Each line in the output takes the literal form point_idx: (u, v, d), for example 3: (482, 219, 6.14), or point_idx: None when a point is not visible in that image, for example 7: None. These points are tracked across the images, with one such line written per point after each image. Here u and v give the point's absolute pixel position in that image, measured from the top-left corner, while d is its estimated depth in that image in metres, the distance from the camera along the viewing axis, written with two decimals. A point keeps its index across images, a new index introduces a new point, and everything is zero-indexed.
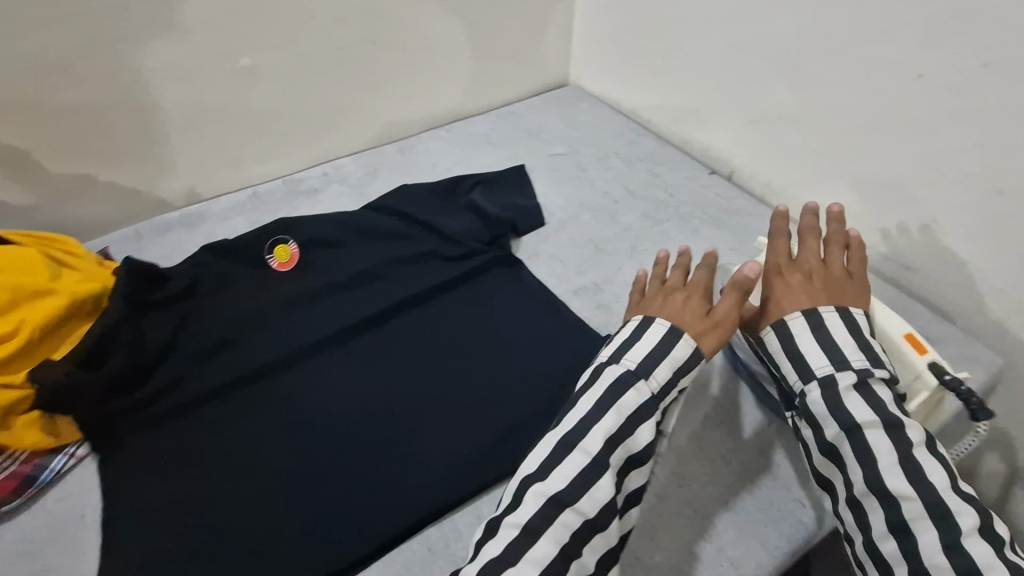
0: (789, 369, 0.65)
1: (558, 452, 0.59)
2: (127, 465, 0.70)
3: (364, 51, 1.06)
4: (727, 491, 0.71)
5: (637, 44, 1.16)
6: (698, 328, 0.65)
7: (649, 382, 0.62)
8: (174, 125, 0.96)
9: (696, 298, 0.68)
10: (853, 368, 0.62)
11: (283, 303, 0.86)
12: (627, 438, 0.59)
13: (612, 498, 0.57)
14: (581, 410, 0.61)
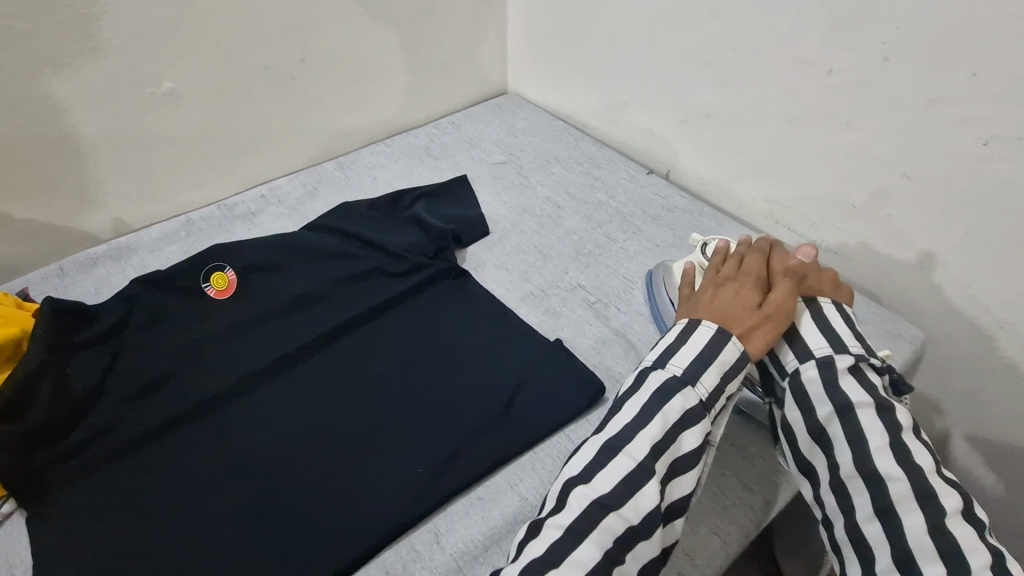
0: (787, 351, 0.67)
1: (597, 461, 0.60)
2: (57, 516, 0.66)
3: (294, 70, 1.04)
4: (745, 492, 0.72)
5: (568, 50, 1.18)
6: (743, 323, 0.66)
7: (697, 388, 0.62)
8: (94, 155, 0.92)
9: (746, 290, 0.69)
10: (851, 353, 0.65)
11: (220, 335, 0.84)
12: (671, 444, 0.60)
13: (657, 505, 0.57)
14: (619, 422, 0.61)
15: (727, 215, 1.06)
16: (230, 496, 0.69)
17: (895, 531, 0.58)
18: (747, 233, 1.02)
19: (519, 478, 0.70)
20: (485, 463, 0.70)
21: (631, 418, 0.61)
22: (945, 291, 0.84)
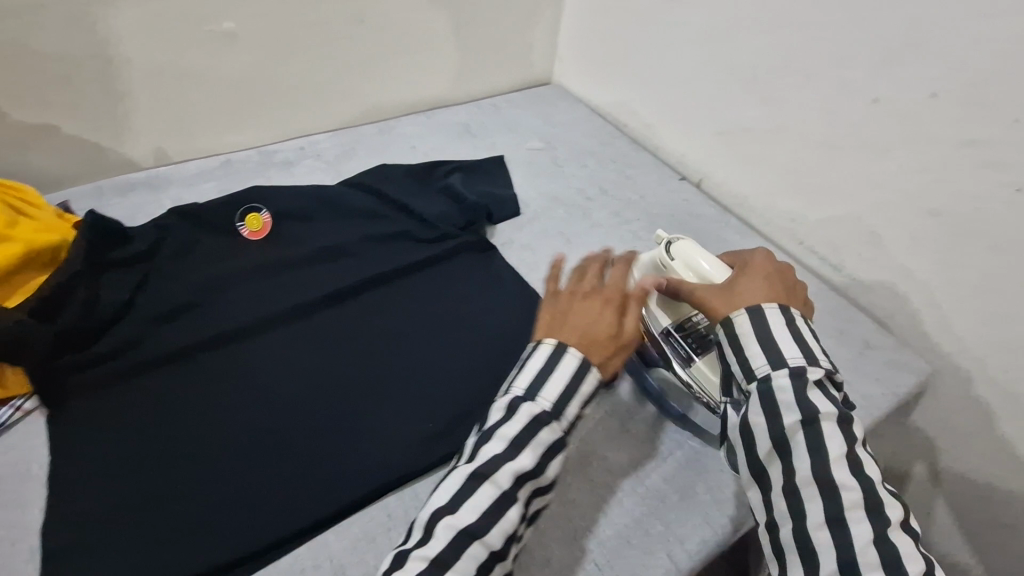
0: (756, 351, 0.59)
1: (465, 488, 0.55)
2: (74, 423, 0.66)
3: (351, 29, 1.05)
4: (659, 496, 0.69)
5: (618, 50, 1.20)
6: (609, 346, 0.62)
7: (561, 421, 0.59)
8: (145, 83, 0.93)
9: (608, 308, 0.64)
10: (821, 367, 0.59)
11: (247, 271, 0.83)
12: (538, 473, 0.57)
13: (517, 529, 0.55)
14: (492, 450, 0.56)
15: (753, 230, 1.08)
16: (231, 428, 0.68)
17: (842, 540, 0.53)
18: (769, 251, 1.03)
19: None
20: None
21: (502, 446, 0.56)
22: (954, 328, 0.85)
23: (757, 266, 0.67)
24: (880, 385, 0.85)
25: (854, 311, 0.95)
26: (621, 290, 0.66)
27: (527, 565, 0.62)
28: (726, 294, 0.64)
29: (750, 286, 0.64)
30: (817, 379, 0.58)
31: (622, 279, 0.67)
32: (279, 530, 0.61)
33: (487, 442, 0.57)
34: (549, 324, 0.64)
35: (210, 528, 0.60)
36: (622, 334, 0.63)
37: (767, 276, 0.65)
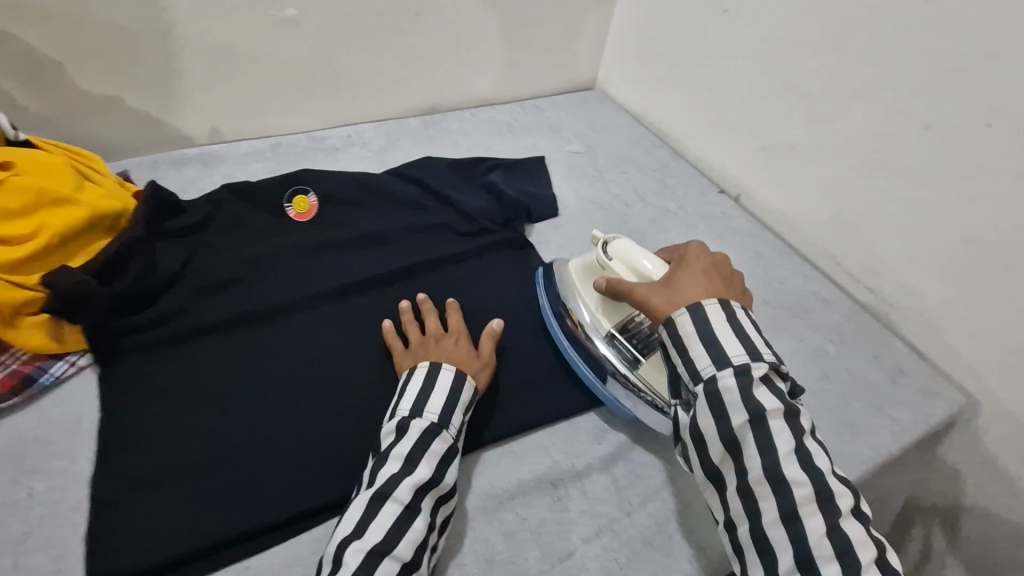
0: (701, 354, 0.59)
1: (367, 510, 0.56)
2: (122, 383, 0.68)
3: (407, 23, 1.06)
4: (611, 512, 0.67)
5: (667, 59, 1.20)
6: (473, 367, 0.72)
7: (449, 430, 0.63)
8: (209, 63, 0.95)
9: (464, 344, 0.74)
10: (765, 361, 0.58)
11: (293, 250, 0.85)
12: (439, 480, 0.60)
13: (426, 537, 0.57)
14: (388, 470, 0.59)
15: (789, 247, 1.07)
16: (268, 399, 0.70)
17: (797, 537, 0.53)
18: (804, 269, 1.03)
19: (553, 441, 0.73)
20: (520, 422, 0.73)
21: (398, 466, 0.59)
22: (990, 361, 0.84)
23: (689, 258, 0.68)
24: (910, 411, 0.84)
25: (888, 336, 0.94)
26: (455, 331, 0.75)
27: (551, 555, 0.63)
28: (666, 290, 0.65)
29: (686, 281, 0.65)
30: (763, 375, 0.57)
31: (457, 322, 0.77)
32: (304, 504, 0.62)
33: (385, 464, 0.60)
34: (417, 360, 0.71)
35: (242, 494, 0.62)
36: (480, 359, 0.74)
37: (703, 270, 0.66)
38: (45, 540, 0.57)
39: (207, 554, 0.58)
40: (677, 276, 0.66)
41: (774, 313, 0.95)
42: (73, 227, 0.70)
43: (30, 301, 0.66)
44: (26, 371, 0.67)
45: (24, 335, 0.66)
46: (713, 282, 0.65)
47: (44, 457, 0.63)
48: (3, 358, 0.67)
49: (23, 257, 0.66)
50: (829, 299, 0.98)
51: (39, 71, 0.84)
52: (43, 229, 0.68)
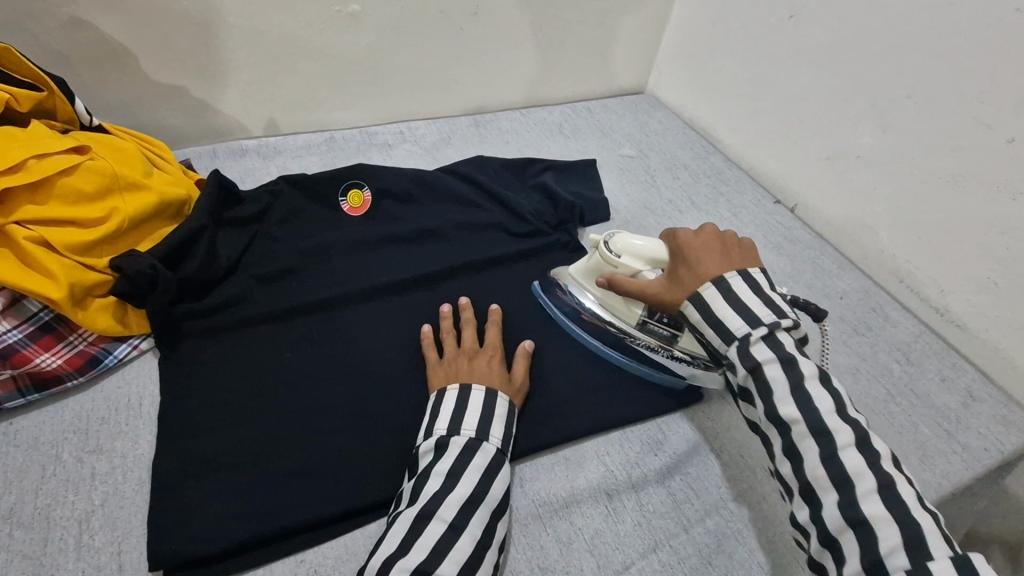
0: (711, 336, 0.59)
1: (414, 528, 0.54)
2: (182, 366, 0.69)
3: (465, 21, 1.05)
4: (670, 529, 0.65)
5: (725, 65, 1.16)
6: (507, 391, 0.68)
7: (490, 442, 0.62)
8: (269, 56, 0.95)
9: (497, 363, 0.70)
10: (764, 323, 0.57)
11: (346, 244, 0.85)
12: (486, 495, 0.58)
13: (477, 552, 0.55)
14: (431, 488, 0.57)
15: (849, 261, 1.03)
16: (322, 393, 0.69)
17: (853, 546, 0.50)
18: (864, 284, 0.99)
19: (609, 450, 0.71)
20: (576, 428, 0.71)
21: (440, 483, 0.58)
22: None
23: (687, 241, 0.64)
24: (982, 439, 0.79)
25: (957, 358, 0.89)
26: (491, 347, 0.72)
27: (608, 567, 0.61)
28: (674, 288, 0.64)
29: (689, 274, 0.62)
30: (763, 334, 0.56)
31: (493, 338, 0.74)
32: (354, 500, 0.61)
33: (426, 482, 0.58)
34: (448, 377, 0.68)
35: (296, 487, 0.61)
36: (513, 383, 0.70)
37: (706, 253, 0.63)
38: (108, 519, 0.58)
39: (263, 544, 0.58)
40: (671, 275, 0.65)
41: (835, 328, 0.91)
42: (143, 213, 0.71)
43: (100, 283, 0.67)
44: (92, 351, 0.68)
45: (92, 316, 0.67)
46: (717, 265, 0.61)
47: (108, 437, 0.64)
48: (71, 337, 0.67)
49: (95, 240, 0.67)
50: (891, 317, 0.94)
51: (113, 58, 0.86)
52: (115, 213, 0.69)
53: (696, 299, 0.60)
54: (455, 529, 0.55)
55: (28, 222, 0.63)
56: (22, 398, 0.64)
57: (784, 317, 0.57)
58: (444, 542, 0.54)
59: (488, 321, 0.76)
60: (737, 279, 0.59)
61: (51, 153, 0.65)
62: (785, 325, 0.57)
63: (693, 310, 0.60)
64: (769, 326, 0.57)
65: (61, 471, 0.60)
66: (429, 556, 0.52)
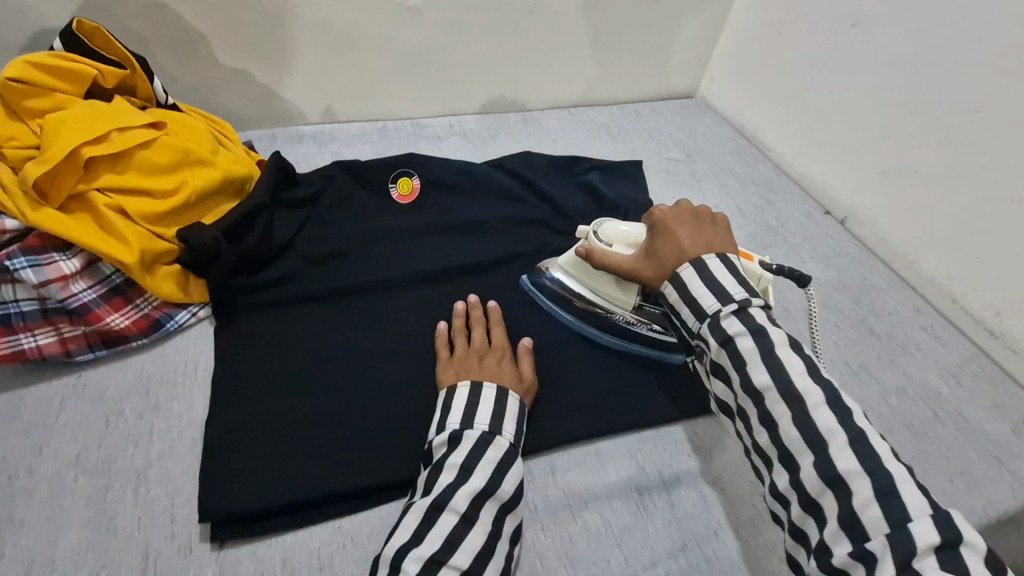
0: (687, 314, 0.60)
1: (425, 520, 0.55)
2: (234, 336, 0.72)
3: (521, 18, 1.06)
4: (701, 530, 0.65)
5: (781, 72, 1.14)
6: (518, 389, 0.68)
7: (502, 437, 0.62)
8: (329, 46, 0.98)
9: (506, 362, 0.70)
10: (735, 300, 0.57)
11: (393, 229, 0.87)
12: (498, 488, 0.59)
13: (489, 543, 0.56)
14: (444, 481, 0.58)
15: (900, 278, 1.00)
16: (368, 371, 0.72)
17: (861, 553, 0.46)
18: (914, 302, 0.96)
19: (642, 447, 0.71)
20: (610, 426, 0.71)
21: (453, 477, 0.58)
22: None
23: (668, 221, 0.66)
24: None
25: (1007, 385, 0.86)
26: (498, 346, 0.72)
27: (635, 563, 0.62)
28: (653, 263, 0.67)
29: (668, 249, 0.65)
30: (735, 308, 0.57)
31: (499, 336, 0.73)
32: (390, 475, 0.63)
33: (439, 475, 0.59)
34: (458, 375, 0.68)
35: (338, 457, 0.64)
36: (523, 381, 0.70)
37: (682, 225, 0.66)
38: (163, 473, 0.61)
39: (303, 509, 0.60)
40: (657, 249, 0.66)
41: (881, 346, 0.89)
42: (209, 187, 0.75)
43: (166, 252, 0.71)
44: (155, 315, 0.72)
45: (157, 283, 0.71)
46: (692, 242, 0.63)
47: (167, 396, 0.67)
48: (137, 301, 0.71)
49: (165, 210, 0.71)
50: (941, 338, 0.91)
51: (187, 42, 0.90)
52: (184, 187, 0.73)
53: (675, 279, 0.62)
54: (466, 521, 0.56)
55: (109, 190, 0.68)
56: (91, 353, 0.68)
57: (755, 296, 0.58)
58: (455, 532, 0.55)
59: (492, 320, 0.76)
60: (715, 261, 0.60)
61: (132, 128, 0.70)
62: (756, 303, 0.58)
63: (671, 291, 0.62)
64: (741, 304, 0.58)
65: (122, 425, 0.64)
66: (442, 546, 0.53)
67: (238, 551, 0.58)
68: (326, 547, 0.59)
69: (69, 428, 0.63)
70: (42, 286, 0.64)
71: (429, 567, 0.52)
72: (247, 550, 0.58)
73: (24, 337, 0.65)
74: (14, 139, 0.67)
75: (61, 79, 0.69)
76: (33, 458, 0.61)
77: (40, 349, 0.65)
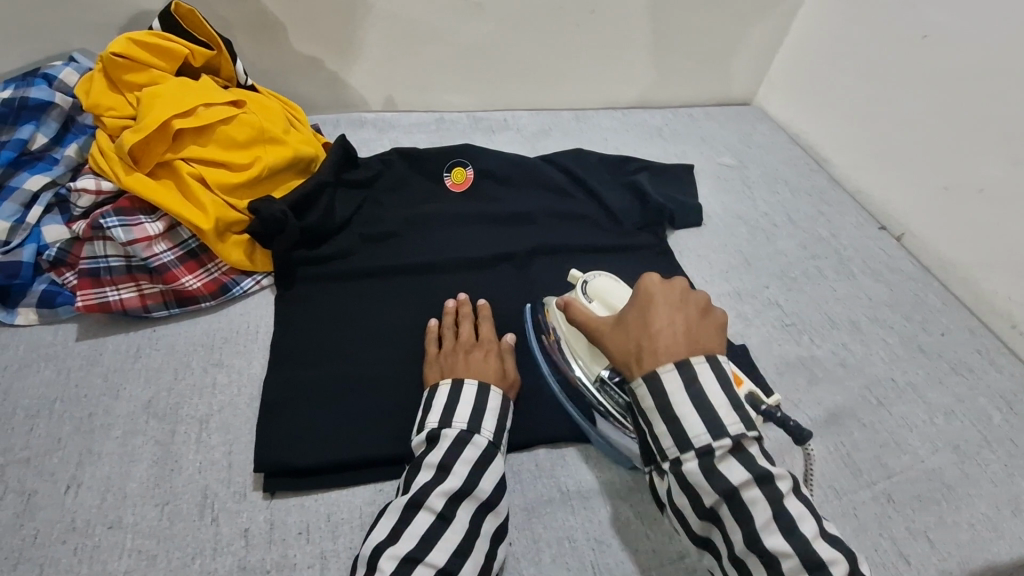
0: (664, 433, 0.53)
1: (403, 515, 0.56)
2: (295, 303, 0.77)
3: (582, 17, 1.08)
4: None
5: (843, 82, 1.12)
6: (501, 384, 0.68)
7: (481, 436, 0.62)
8: (396, 37, 1.02)
9: (493, 357, 0.70)
10: (729, 434, 0.52)
11: (444, 217, 0.90)
12: (474, 487, 0.59)
13: (469, 540, 0.56)
14: (420, 480, 0.58)
15: (956, 298, 0.97)
16: (411, 347, 0.75)
17: None
18: (969, 324, 0.93)
19: None
20: None
21: (430, 475, 0.58)
22: None
23: (652, 298, 0.59)
24: None
25: None
26: (487, 341, 0.72)
27: (660, 555, 0.63)
28: (618, 334, 0.60)
29: (642, 331, 0.57)
30: (728, 445, 0.51)
31: (488, 331, 0.74)
32: None
33: (417, 473, 0.59)
34: (443, 373, 0.68)
35: (381, 424, 0.67)
36: (508, 377, 0.70)
37: (668, 309, 0.58)
38: (223, 423, 0.66)
39: (348, 470, 0.64)
40: (631, 323, 0.59)
41: (931, 365, 0.87)
42: (280, 164, 0.79)
43: (237, 222, 0.76)
44: (224, 279, 0.77)
45: (227, 249, 0.76)
46: (672, 328, 0.56)
47: (230, 353, 0.73)
48: (209, 265, 0.76)
49: (240, 183, 0.76)
50: (997, 362, 0.88)
51: (267, 27, 0.96)
52: (257, 161, 0.78)
53: (652, 381, 0.54)
54: (442, 520, 0.56)
55: (191, 160, 0.74)
56: (167, 310, 0.74)
57: (751, 427, 0.53)
58: (432, 531, 0.55)
59: (480, 316, 0.76)
60: (704, 370, 0.54)
61: (215, 104, 0.75)
62: (750, 436, 0.53)
63: (649, 396, 0.54)
64: (735, 437, 0.52)
65: (190, 376, 0.70)
66: (418, 544, 0.54)
67: (287, 501, 0.62)
68: (367, 507, 0.62)
69: (142, 374, 0.69)
70: (129, 244, 0.71)
71: (406, 564, 0.52)
72: (295, 501, 0.62)
73: (109, 290, 0.71)
74: (113, 109, 0.74)
75: (157, 56, 0.75)
76: (110, 399, 0.67)
77: (123, 302, 0.71)
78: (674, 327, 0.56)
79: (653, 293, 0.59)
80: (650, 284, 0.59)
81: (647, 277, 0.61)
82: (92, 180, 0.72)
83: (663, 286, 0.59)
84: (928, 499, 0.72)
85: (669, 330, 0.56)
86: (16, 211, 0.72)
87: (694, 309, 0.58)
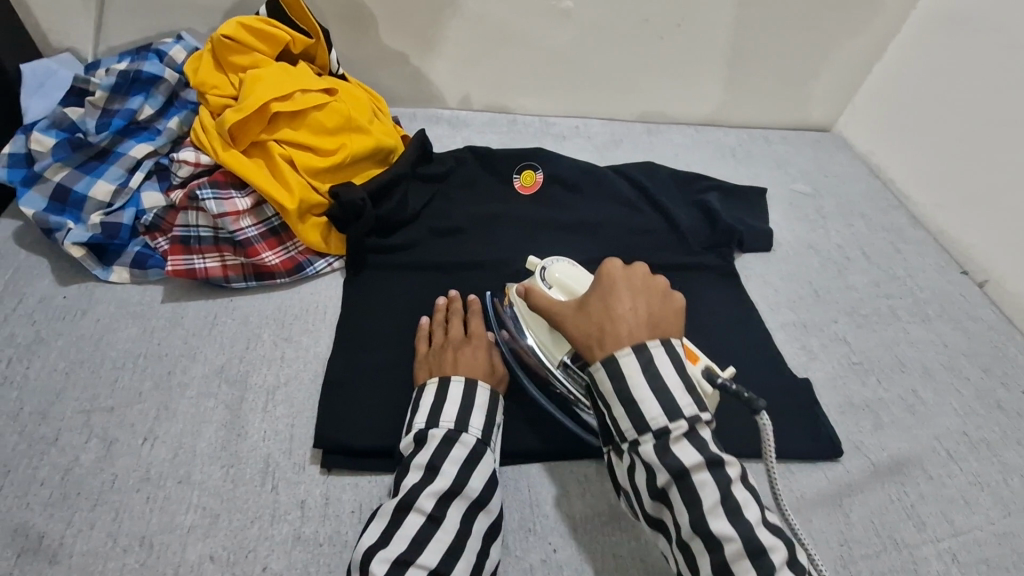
0: (620, 414, 0.53)
1: (394, 518, 0.55)
2: (364, 288, 0.79)
3: (665, 31, 1.07)
4: None
5: (935, 117, 1.06)
6: (489, 380, 0.68)
7: (469, 434, 0.62)
8: (480, 38, 1.04)
9: (482, 353, 0.70)
10: (684, 416, 0.52)
11: (509, 218, 0.90)
12: (462, 487, 0.58)
13: (461, 542, 0.55)
14: (409, 481, 0.58)
15: None
16: None
17: None
18: None
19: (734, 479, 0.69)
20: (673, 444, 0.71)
21: (418, 476, 0.58)
22: None
23: (614, 282, 0.60)
24: None
25: None
26: (476, 337, 0.72)
27: None
28: (579, 318, 0.59)
29: (603, 313, 0.58)
30: (683, 429, 0.51)
31: (478, 326, 0.73)
32: None
33: (405, 474, 0.59)
34: (432, 371, 0.68)
35: None
36: (497, 373, 0.70)
37: (630, 293, 0.59)
38: (287, 397, 0.69)
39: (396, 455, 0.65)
40: (592, 306, 0.59)
41: (1009, 423, 0.82)
42: (363, 153, 0.82)
43: (318, 205, 0.79)
44: (300, 259, 0.80)
45: (307, 230, 0.79)
46: (632, 312, 0.57)
47: (299, 329, 0.75)
48: (287, 244, 0.80)
49: (326, 167, 0.79)
50: None
51: (359, 19, 0.99)
52: (343, 148, 0.81)
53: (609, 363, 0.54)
54: (432, 520, 0.55)
55: (283, 142, 0.78)
56: (244, 282, 0.77)
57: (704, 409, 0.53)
58: (423, 533, 0.54)
59: (470, 312, 0.75)
60: (659, 351, 0.54)
61: (309, 91, 0.79)
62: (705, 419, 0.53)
63: (604, 376, 0.55)
64: (689, 422, 0.52)
65: (262, 348, 0.73)
66: (409, 545, 0.53)
67: (343, 479, 0.64)
68: None
69: (213, 339, 0.73)
70: (219, 216, 0.75)
71: (397, 566, 0.52)
72: (349, 480, 0.64)
73: (196, 258, 0.76)
74: (216, 88, 0.78)
75: (261, 41, 0.79)
76: (188, 360, 0.71)
77: (207, 270, 0.75)
78: (633, 312, 0.57)
79: (613, 275, 0.60)
80: (612, 268, 0.61)
81: (608, 262, 0.62)
82: (193, 153, 0.77)
83: (624, 271, 0.61)
84: (998, 565, 0.68)
85: (628, 316, 0.57)
86: (122, 175, 0.78)
87: (653, 297, 0.59)
